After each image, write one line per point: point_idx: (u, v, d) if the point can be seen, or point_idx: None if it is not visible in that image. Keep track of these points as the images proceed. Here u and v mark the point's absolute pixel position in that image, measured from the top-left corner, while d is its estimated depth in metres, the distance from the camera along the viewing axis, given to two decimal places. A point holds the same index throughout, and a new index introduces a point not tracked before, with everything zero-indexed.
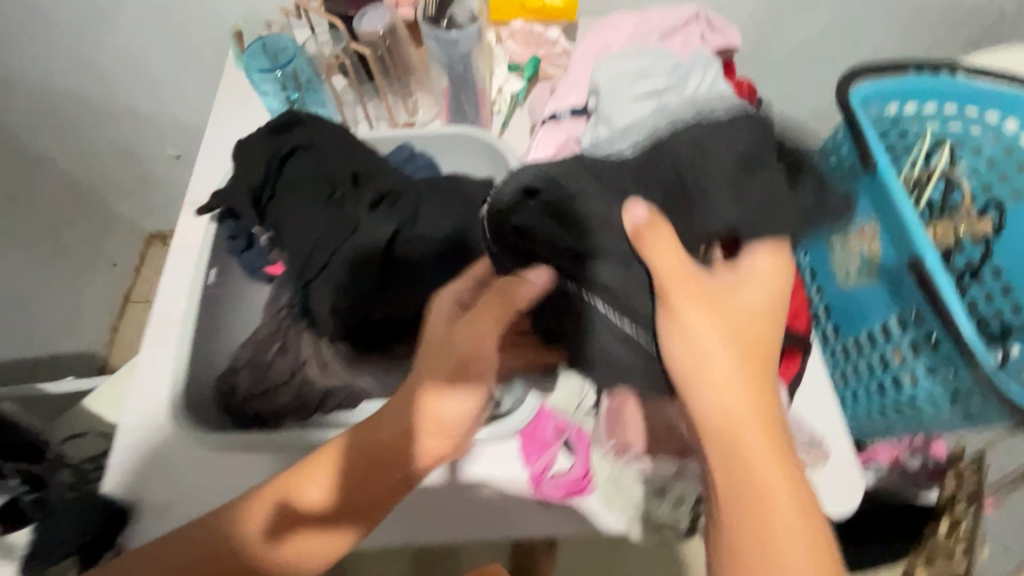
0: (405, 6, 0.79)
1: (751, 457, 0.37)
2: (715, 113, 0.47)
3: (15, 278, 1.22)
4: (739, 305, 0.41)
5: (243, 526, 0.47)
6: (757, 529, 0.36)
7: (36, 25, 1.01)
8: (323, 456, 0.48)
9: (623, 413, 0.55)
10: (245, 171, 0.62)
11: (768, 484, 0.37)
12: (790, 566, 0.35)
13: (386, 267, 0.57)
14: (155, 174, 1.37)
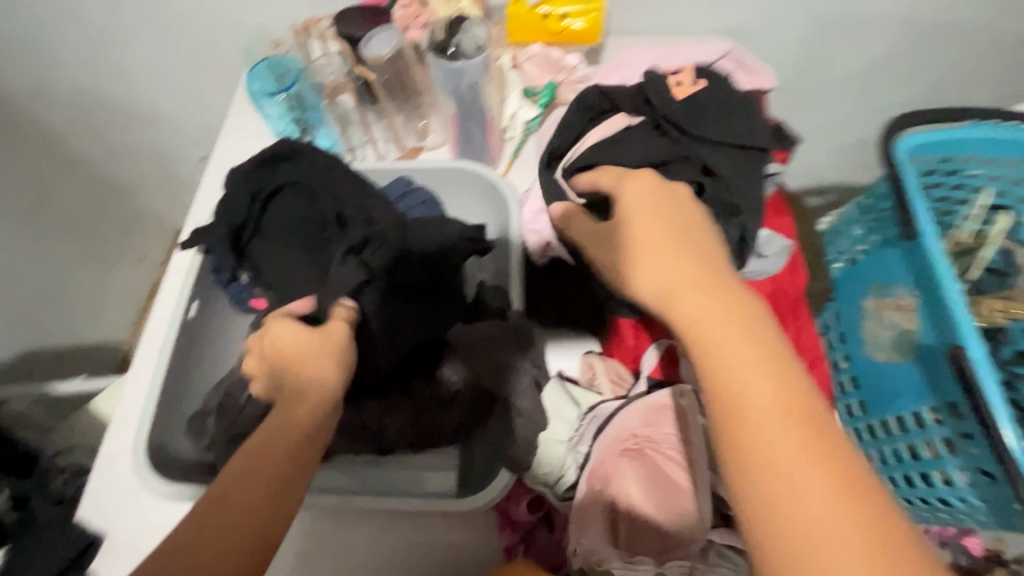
0: (414, 29, 0.75)
1: (733, 382, 0.35)
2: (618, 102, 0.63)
3: (48, 269, 1.24)
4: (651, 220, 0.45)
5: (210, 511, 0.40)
6: (717, 382, 0.35)
7: (70, 31, 1.02)
8: (246, 460, 0.41)
9: (602, 496, 0.52)
10: (227, 206, 0.61)
11: (711, 334, 0.37)
12: (750, 401, 0.34)
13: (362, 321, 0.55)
14: (184, 174, 1.39)
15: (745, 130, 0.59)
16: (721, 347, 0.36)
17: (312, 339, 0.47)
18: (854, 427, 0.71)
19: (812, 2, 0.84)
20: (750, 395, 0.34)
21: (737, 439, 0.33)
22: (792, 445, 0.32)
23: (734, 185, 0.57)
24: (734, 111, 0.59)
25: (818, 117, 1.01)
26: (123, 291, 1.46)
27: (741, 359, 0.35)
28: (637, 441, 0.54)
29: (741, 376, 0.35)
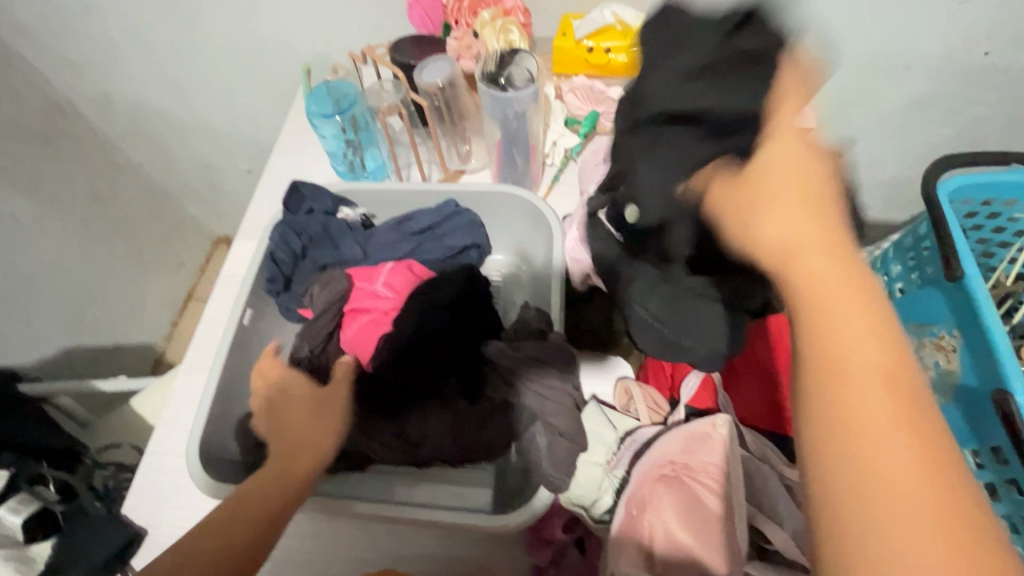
0: (466, 58, 0.79)
1: (855, 399, 0.29)
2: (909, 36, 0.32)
3: (93, 270, 1.29)
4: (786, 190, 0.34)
5: (250, 507, 0.48)
6: (835, 395, 0.30)
7: (137, 50, 1.09)
8: (280, 469, 0.51)
9: (640, 522, 0.51)
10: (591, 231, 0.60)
11: (843, 342, 0.30)
12: (871, 418, 0.28)
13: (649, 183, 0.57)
14: (229, 186, 1.44)
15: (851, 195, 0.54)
16: (826, 288, 0.31)
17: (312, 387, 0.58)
18: None
19: (851, 44, 0.86)
20: (859, 354, 0.30)
21: (841, 458, 0.29)
22: (904, 463, 0.27)
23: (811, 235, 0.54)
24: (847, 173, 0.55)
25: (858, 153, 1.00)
26: (162, 295, 1.51)
27: (854, 336, 0.30)
28: (676, 467, 0.53)
29: (854, 379, 0.29)
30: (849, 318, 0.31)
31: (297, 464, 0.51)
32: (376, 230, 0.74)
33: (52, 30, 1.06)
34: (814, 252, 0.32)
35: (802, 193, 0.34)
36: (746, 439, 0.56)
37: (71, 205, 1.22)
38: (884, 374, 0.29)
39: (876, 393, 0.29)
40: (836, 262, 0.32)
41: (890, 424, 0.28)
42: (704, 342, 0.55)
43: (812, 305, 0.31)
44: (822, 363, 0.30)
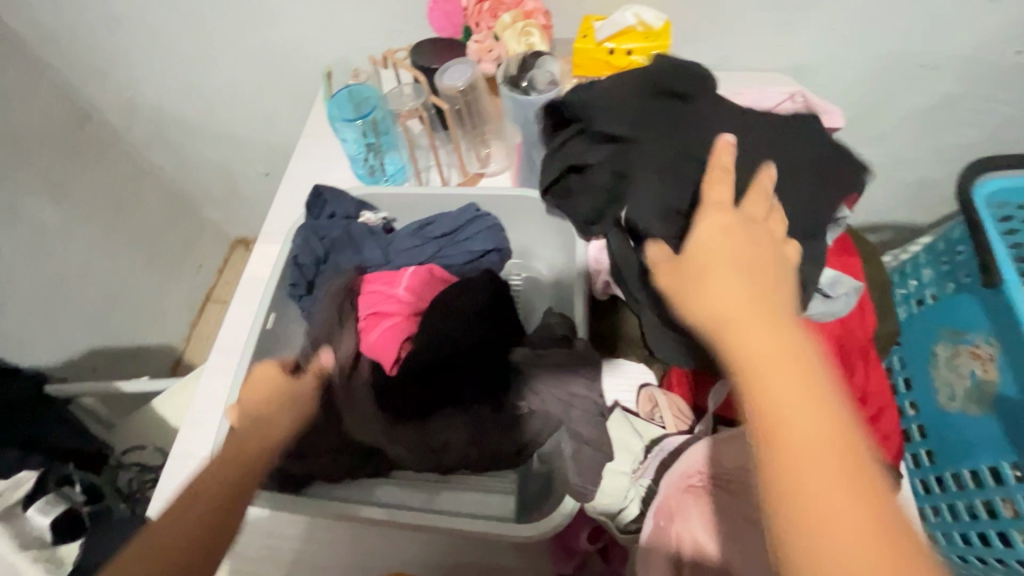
0: (487, 62, 0.79)
1: (797, 444, 0.32)
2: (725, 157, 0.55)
3: (116, 274, 1.31)
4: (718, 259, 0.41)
5: (198, 501, 0.47)
6: (782, 447, 0.33)
7: (158, 57, 1.10)
8: (218, 485, 0.48)
9: (667, 533, 0.50)
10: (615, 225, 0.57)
11: (781, 391, 0.34)
12: (815, 467, 0.31)
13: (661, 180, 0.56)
14: (247, 190, 1.45)
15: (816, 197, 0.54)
16: (760, 347, 0.36)
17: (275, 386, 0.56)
18: (922, 479, 0.69)
19: (880, 43, 0.84)
20: (796, 410, 0.33)
21: (800, 506, 0.31)
22: (847, 504, 0.30)
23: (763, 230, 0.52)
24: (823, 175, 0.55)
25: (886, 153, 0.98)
26: (182, 297, 1.53)
27: (792, 394, 0.34)
28: (705, 478, 0.52)
29: (795, 427, 0.33)
30: (782, 373, 0.35)
31: (246, 457, 0.51)
32: (398, 234, 0.73)
33: (76, 38, 1.08)
34: (743, 316, 0.37)
35: (733, 267, 0.40)
36: None
37: (94, 209, 1.24)
38: (819, 415, 0.33)
39: (813, 434, 0.32)
40: (767, 321, 0.37)
41: (830, 463, 0.31)
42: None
43: (748, 361, 0.36)
44: (764, 421, 0.34)
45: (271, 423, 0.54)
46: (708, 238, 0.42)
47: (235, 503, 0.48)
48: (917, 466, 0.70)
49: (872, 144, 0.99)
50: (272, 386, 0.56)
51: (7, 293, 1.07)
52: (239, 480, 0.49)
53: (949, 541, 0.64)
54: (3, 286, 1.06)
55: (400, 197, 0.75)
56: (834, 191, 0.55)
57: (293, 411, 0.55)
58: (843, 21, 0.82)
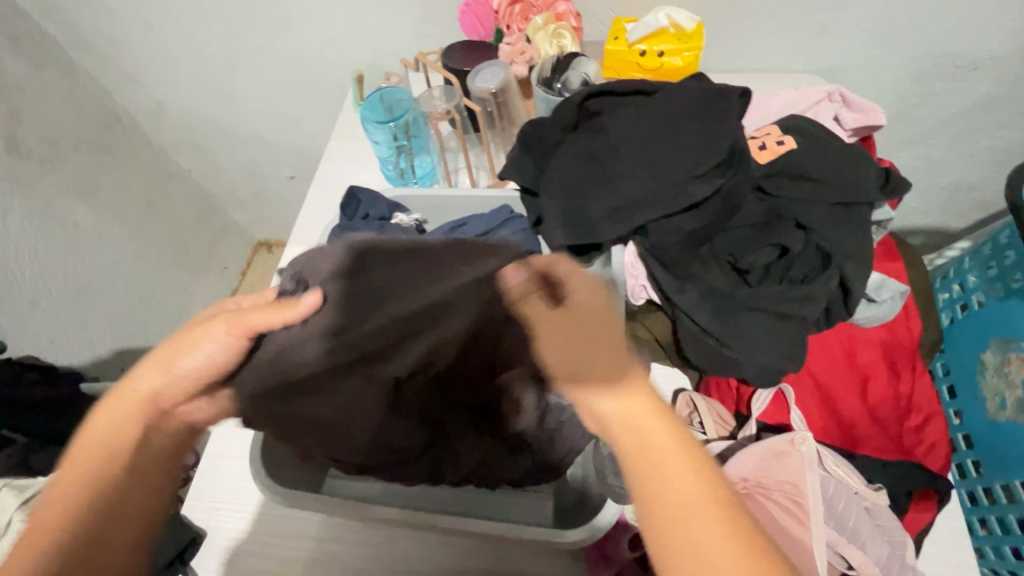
0: (519, 63, 0.79)
1: (680, 504, 0.35)
2: (709, 126, 0.52)
3: (145, 273, 1.33)
4: (590, 330, 0.41)
5: (84, 507, 0.42)
6: (669, 518, 0.35)
7: (190, 60, 1.12)
8: (107, 482, 0.43)
9: None
10: (600, 222, 0.54)
11: (664, 457, 0.36)
12: (698, 529, 0.34)
13: (611, 158, 0.55)
14: (271, 192, 1.46)
15: (714, 132, 0.52)
16: (646, 420, 0.37)
17: (179, 356, 0.46)
18: (968, 490, 0.66)
19: (919, 45, 0.83)
20: (673, 477, 0.35)
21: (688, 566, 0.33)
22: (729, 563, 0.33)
23: (665, 191, 0.52)
24: (688, 109, 0.54)
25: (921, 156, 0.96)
26: (206, 298, 1.54)
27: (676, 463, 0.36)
28: (748, 486, 0.51)
29: (678, 490, 0.35)
30: (663, 442, 0.36)
31: (120, 446, 0.44)
32: (432, 234, 0.73)
33: (112, 42, 1.10)
34: (623, 392, 0.38)
35: (608, 331, 0.41)
36: (825, 461, 0.52)
37: (125, 210, 1.26)
38: (705, 485, 0.35)
39: (700, 498, 0.35)
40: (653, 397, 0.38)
41: (710, 514, 0.34)
42: (756, 354, 0.51)
43: (634, 432, 0.37)
44: (654, 495, 0.35)
45: (142, 405, 0.46)
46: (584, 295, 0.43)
47: (134, 495, 0.44)
48: (963, 477, 0.67)
49: (908, 146, 0.97)
50: (172, 350, 0.46)
51: (41, 292, 1.08)
52: (122, 473, 0.43)
53: (998, 555, 0.61)
54: (41, 283, 1.08)
55: (432, 199, 0.75)
56: (854, 179, 0.53)
57: (193, 387, 0.47)
58: (881, 22, 0.80)
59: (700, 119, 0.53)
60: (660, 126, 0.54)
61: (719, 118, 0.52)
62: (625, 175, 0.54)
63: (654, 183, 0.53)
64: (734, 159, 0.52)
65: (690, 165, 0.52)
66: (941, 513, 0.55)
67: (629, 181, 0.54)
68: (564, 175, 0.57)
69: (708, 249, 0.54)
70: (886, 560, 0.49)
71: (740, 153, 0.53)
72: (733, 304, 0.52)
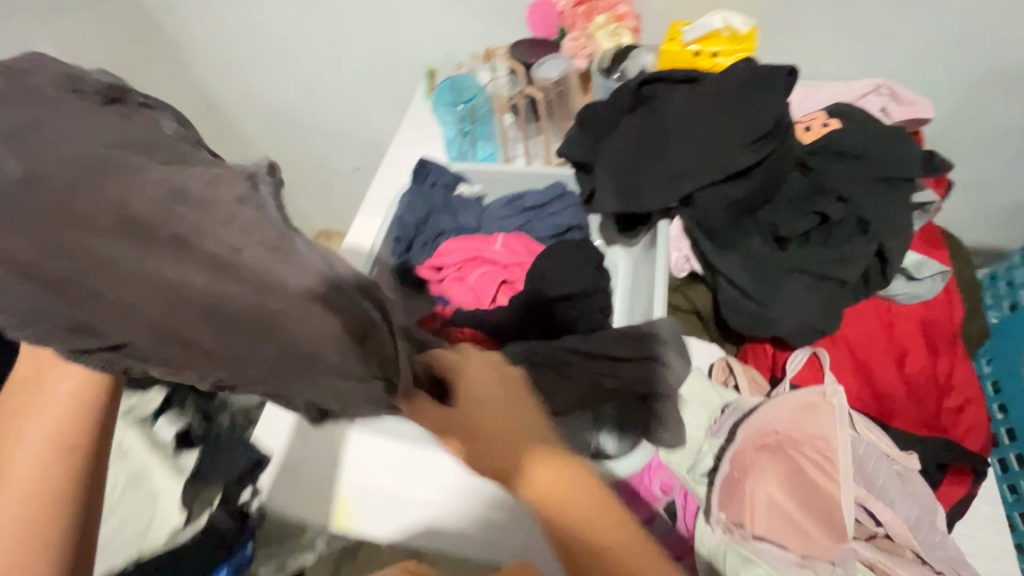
0: (580, 57, 0.84)
1: None
2: (755, 102, 0.57)
3: None
4: (483, 422, 0.35)
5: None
6: None
7: (280, 55, 1.21)
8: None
9: (742, 486, 0.51)
10: (652, 189, 0.60)
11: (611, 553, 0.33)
12: None
13: (659, 134, 0.60)
14: (338, 184, 1.49)
15: (760, 108, 0.57)
16: (578, 510, 0.34)
17: None
18: (1009, 485, 0.66)
19: (996, 56, 0.80)
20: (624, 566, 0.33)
21: None
22: None
23: (710, 162, 0.57)
24: (739, 87, 0.58)
25: (992, 170, 0.92)
26: None
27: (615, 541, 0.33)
28: (779, 438, 0.53)
29: None
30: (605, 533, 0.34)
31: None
32: (490, 205, 0.78)
33: (213, 38, 1.20)
34: (547, 481, 0.34)
35: (512, 411, 0.36)
36: (856, 423, 0.54)
37: None
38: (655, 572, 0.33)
39: None
40: (577, 480, 0.34)
41: None
42: (795, 311, 0.55)
43: (573, 526, 0.34)
44: None
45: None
46: (484, 400, 0.36)
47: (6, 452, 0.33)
48: (1005, 471, 0.66)
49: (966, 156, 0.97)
50: None
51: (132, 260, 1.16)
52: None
53: None
54: None
55: (492, 173, 0.80)
56: (894, 156, 0.57)
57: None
58: (954, 30, 0.79)
59: (749, 95, 0.58)
60: (710, 103, 0.59)
61: (765, 95, 0.57)
62: (675, 146, 0.59)
63: (703, 155, 0.58)
64: (778, 133, 0.57)
65: (738, 137, 0.56)
66: (974, 488, 0.57)
67: (680, 150, 0.59)
68: (617, 148, 0.62)
69: (752, 217, 0.58)
70: (913, 519, 0.51)
71: (786, 127, 0.57)
72: (770, 266, 0.56)
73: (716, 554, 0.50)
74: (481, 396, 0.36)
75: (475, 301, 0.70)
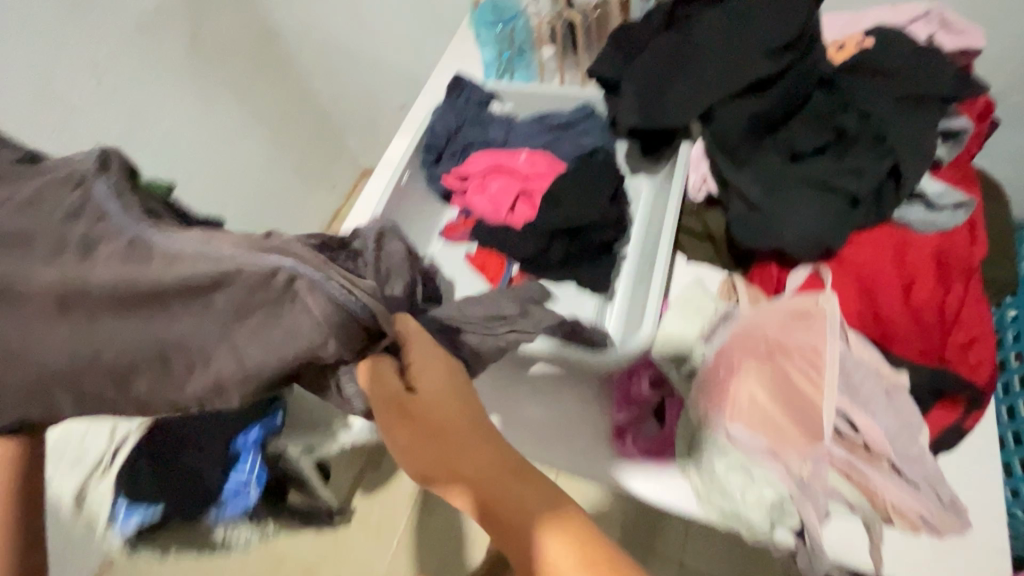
0: None
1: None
2: (783, 16, 0.58)
3: (270, 177, 1.36)
4: (431, 414, 0.40)
5: None
6: None
7: None
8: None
9: (726, 381, 0.55)
10: (676, 100, 0.60)
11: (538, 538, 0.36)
12: None
13: (687, 47, 0.61)
14: (383, 123, 1.44)
15: (787, 22, 0.57)
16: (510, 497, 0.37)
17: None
18: (1013, 431, 0.66)
19: None
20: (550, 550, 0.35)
21: None
22: None
23: (733, 74, 0.58)
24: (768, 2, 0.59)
25: None
26: (315, 211, 1.53)
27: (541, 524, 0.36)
28: (769, 345, 0.55)
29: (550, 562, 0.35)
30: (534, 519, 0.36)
31: None
32: (519, 123, 0.81)
33: None
34: (484, 469, 0.39)
35: (458, 407, 0.41)
36: (850, 339, 0.55)
37: (262, 115, 1.30)
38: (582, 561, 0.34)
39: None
40: (514, 472, 0.38)
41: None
42: (806, 222, 0.56)
43: (504, 515, 0.37)
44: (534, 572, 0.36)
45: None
46: (435, 385, 0.41)
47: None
48: (1012, 418, 0.66)
49: None
50: None
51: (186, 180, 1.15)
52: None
53: None
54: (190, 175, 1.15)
55: (523, 93, 0.82)
56: (920, 76, 0.57)
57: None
58: None
59: (778, 10, 0.58)
60: (738, 17, 0.59)
61: (792, 11, 0.58)
62: (702, 58, 0.60)
63: (728, 66, 0.58)
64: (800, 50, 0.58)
65: (762, 51, 0.57)
66: (968, 417, 0.57)
67: (706, 63, 0.59)
68: (645, 60, 0.63)
69: (770, 132, 0.59)
70: (894, 431, 0.53)
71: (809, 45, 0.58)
72: (784, 179, 0.57)
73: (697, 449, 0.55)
74: (434, 392, 0.41)
75: (493, 208, 0.74)
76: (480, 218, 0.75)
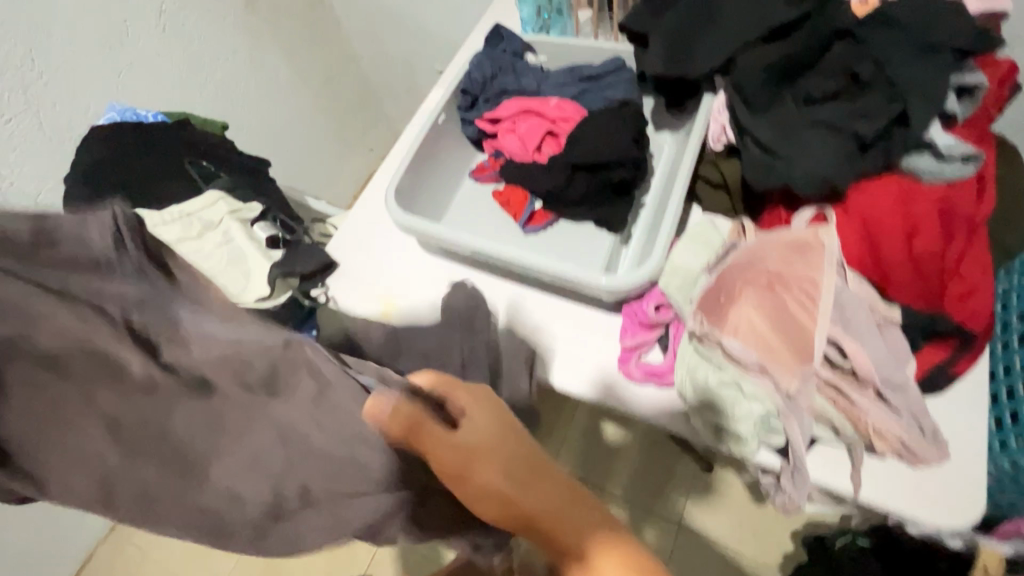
0: None
1: None
2: None
3: (312, 133, 1.43)
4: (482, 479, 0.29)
5: None
6: None
7: None
8: None
9: (726, 303, 0.59)
10: (700, 47, 0.64)
11: None
12: None
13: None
14: (422, 87, 1.49)
15: None
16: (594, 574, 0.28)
17: None
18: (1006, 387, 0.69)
19: None
20: None
21: None
22: None
23: (754, 23, 0.62)
24: None
25: None
26: (352, 170, 1.60)
27: None
28: (771, 277, 0.59)
29: None
30: None
31: None
32: (552, 74, 0.85)
33: None
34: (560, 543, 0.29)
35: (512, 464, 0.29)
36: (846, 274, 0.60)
37: (308, 74, 1.37)
38: None
39: None
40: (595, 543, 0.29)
41: None
42: (816, 160, 0.59)
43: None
44: None
45: None
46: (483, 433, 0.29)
47: None
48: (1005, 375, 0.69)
49: None
50: None
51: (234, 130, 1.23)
52: None
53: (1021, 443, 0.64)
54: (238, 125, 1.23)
55: (557, 47, 0.86)
56: (936, 29, 0.60)
57: None
58: None
59: None
60: None
61: None
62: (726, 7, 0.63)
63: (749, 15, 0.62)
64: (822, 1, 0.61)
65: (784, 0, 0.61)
66: (958, 358, 0.60)
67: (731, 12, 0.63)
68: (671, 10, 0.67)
69: (788, 79, 0.62)
70: (882, 360, 0.56)
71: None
72: (797, 122, 0.61)
73: (693, 368, 0.59)
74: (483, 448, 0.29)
75: (522, 147, 0.79)
76: (509, 158, 0.80)
